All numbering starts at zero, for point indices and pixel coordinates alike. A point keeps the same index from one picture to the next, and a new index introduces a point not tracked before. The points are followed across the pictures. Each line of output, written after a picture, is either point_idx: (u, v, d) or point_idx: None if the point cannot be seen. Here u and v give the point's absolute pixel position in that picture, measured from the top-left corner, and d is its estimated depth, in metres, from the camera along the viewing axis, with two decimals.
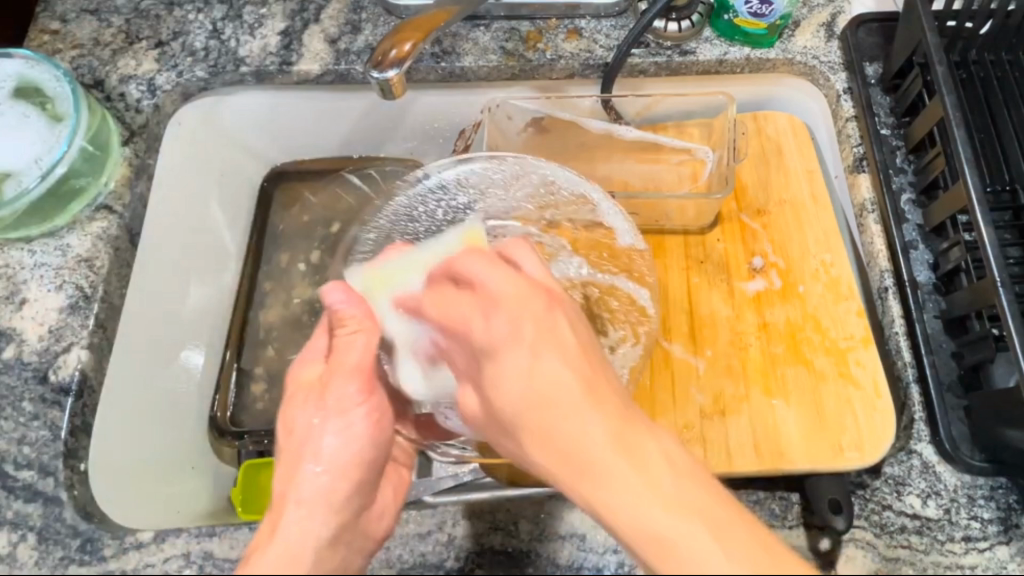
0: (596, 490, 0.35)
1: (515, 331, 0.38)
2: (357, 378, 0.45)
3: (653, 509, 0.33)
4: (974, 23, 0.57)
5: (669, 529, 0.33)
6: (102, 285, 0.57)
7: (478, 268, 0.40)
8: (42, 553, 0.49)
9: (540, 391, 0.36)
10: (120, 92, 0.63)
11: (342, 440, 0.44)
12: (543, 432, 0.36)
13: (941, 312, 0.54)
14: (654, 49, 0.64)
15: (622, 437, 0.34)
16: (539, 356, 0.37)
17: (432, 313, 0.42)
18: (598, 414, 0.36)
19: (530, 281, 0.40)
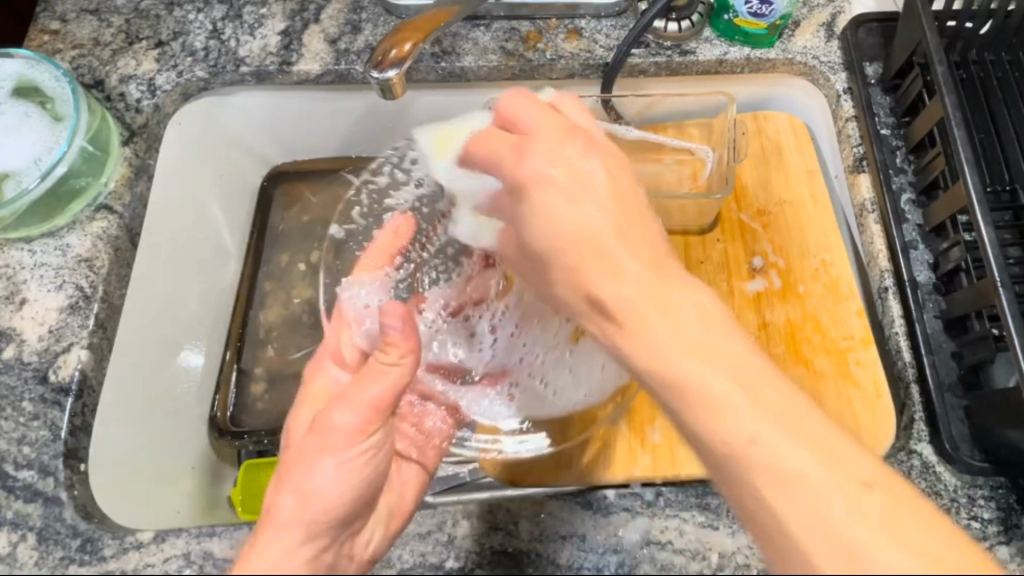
0: (629, 331, 0.37)
1: (567, 198, 0.42)
2: (361, 413, 0.41)
3: (702, 366, 0.33)
4: (974, 23, 0.57)
5: (714, 391, 0.33)
6: (102, 285, 0.57)
7: (532, 114, 0.44)
8: (42, 553, 0.49)
9: (580, 225, 0.41)
10: (119, 91, 0.63)
11: (335, 474, 0.40)
12: (596, 258, 0.40)
13: (941, 312, 0.54)
14: (654, 49, 0.64)
15: (693, 327, 0.35)
16: (579, 203, 0.41)
17: (478, 155, 0.47)
18: (636, 259, 0.39)
19: (572, 126, 0.44)
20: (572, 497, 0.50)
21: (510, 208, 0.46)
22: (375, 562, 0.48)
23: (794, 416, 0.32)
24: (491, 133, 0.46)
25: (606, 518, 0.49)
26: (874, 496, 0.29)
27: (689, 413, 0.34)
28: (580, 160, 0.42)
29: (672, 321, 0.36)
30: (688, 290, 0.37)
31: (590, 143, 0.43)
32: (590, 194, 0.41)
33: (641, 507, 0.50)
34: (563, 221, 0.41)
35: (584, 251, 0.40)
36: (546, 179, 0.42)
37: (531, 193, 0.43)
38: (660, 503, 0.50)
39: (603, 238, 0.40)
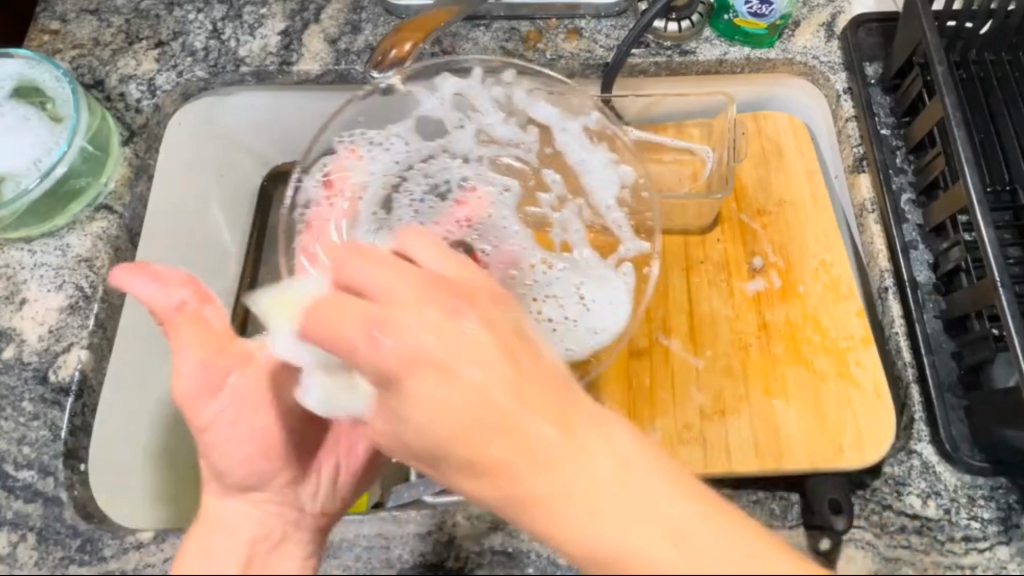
0: (545, 514, 0.34)
1: (444, 374, 0.34)
2: (199, 357, 0.44)
3: (608, 530, 0.33)
4: (975, 23, 0.57)
5: (631, 544, 0.33)
6: (102, 285, 0.57)
7: (369, 273, 0.36)
8: (42, 553, 0.49)
9: (473, 411, 0.34)
10: (119, 92, 0.63)
11: (235, 442, 0.44)
12: (503, 453, 0.34)
13: (941, 312, 0.54)
14: (654, 49, 0.64)
15: (579, 479, 0.34)
16: (450, 375, 0.34)
17: (321, 331, 0.36)
18: (536, 416, 0.34)
19: (428, 276, 0.36)
20: None
21: (375, 390, 0.37)
22: (376, 562, 0.48)
23: (747, 565, 0.32)
24: (326, 304, 0.35)
25: None
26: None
27: None
28: (447, 318, 0.35)
29: (592, 484, 0.33)
30: (596, 433, 0.35)
31: (454, 302, 0.36)
32: (492, 379, 0.34)
33: None
34: (455, 389, 0.34)
35: (478, 433, 0.34)
36: (422, 346, 0.34)
37: (407, 380, 0.35)
38: None
39: (514, 421, 0.34)
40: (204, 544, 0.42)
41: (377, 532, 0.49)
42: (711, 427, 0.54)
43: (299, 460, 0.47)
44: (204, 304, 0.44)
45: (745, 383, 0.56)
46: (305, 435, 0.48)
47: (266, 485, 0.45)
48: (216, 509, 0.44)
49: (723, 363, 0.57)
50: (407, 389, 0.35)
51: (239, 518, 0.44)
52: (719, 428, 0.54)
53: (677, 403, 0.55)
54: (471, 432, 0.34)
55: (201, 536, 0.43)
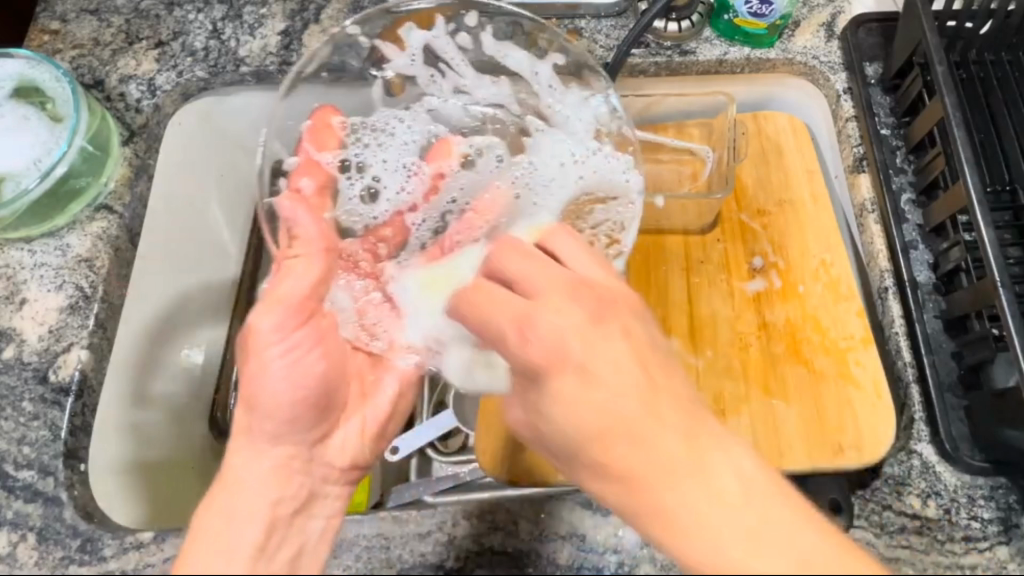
0: (663, 496, 0.35)
1: (578, 377, 0.37)
2: (283, 311, 0.45)
3: (714, 508, 0.33)
4: (974, 23, 0.57)
5: (743, 563, 0.32)
6: (102, 285, 0.57)
7: (520, 266, 0.40)
8: (42, 553, 0.49)
9: (606, 406, 0.36)
10: (119, 91, 0.63)
11: (275, 381, 0.44)
12: (602, 431, 0.36)
13: (941, 312, 0.54)
14: (654, 49, 0.64)
15: (771, 513, 0.33)
16: (586, 371, 0.37)
17: (470, 307, 0.40)
18: (668, 425, 0.35)
19: (586, 276, 0.40)
20: (572, 497, 0.50)
21: (522, 394, 0.41)
22: (375, 562, 0.48)
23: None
24: (475, 290, 0.40)
25: (606, 518, 0.49)
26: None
27: None
28: (583, 321, 0.37)
29: (706, 484, 0.34)
30: (723, 444, 0.35)
31: (598, 307, 0.38)
32: (636, 388, 0.36)
33: None
34: (596, 394, 0.36)
35: (607, 439, 0.36)
36: (552, 324, 0.38)
37: (554, 373, 0.37)
38: None
39: (641, 425, 0.36)
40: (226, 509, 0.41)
41: (377, 532, 0.49)
42: None
43: (330, 414, 0.47)
44: (324, 256, 0.47)
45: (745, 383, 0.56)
46: (341, 391, 0.48)
47: (290, 442, 0.44)
48: (240, 469, 0.42)
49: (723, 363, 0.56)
50: (524, 372, 0.39)
51: (260, 479, 0.42)
52: None
53: None
54: (602, 438, 0.36)
55: (223, 499, 0.41)
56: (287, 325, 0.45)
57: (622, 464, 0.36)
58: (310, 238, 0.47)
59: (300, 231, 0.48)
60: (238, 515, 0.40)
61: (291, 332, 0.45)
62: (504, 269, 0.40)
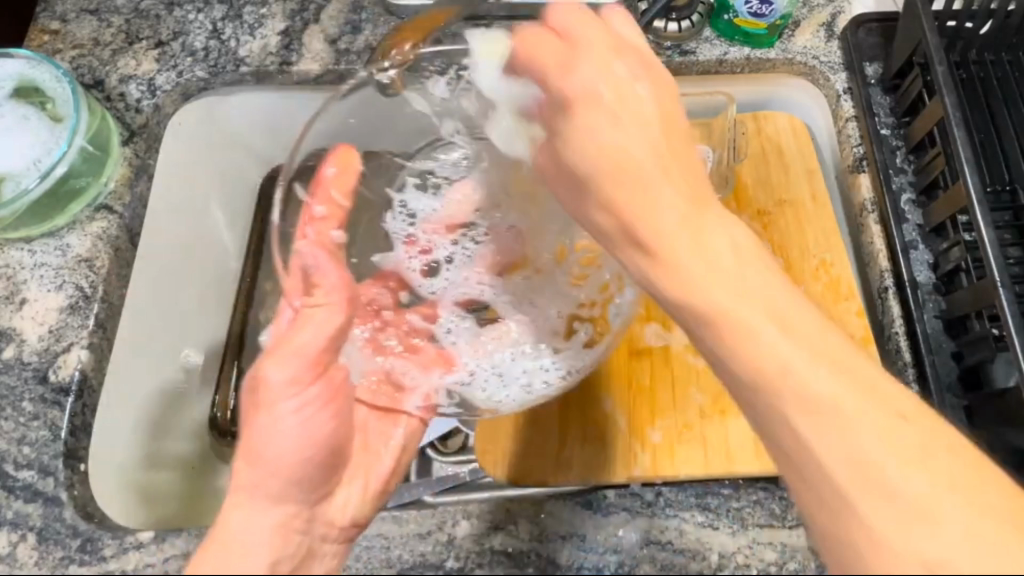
0: (745, 346, 0.33)
1: (608, 161, 0.37)
2: (299, 363, 0.42)
3: (797, 350, 0.32)
4: (974, 23, 0.57)
5: (827, 392, 0.31)
6: (102, 285, 0.57)
7: (570, 18, 0.38)
8: (41, 553, 0.49)
9: (617, 154, 0.36)
10: (119, 91, 0.63)
11: (285, 434, 0.42)
12: (631, 203, 0.36)
13: (941, 312, 0.54)
14: (654, 49, 0.64)
15: (760, 285, 0.34)
16: (618, 120, 0.37)
17: (526, 49, 0.39)
18: (670, 184, 0.36)
19: (619, 40, 0.38)
20: (573, 498, 0.50)
21: (548, 121, 0.39)
22: (375, 562, 0.48)
23: (925, 458, 0.30)
24: (537, 34, 0.39)
25: (607, 518, 0.49)
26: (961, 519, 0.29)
27: (786, 413, 0.32)
28: (652, 121, 0.37)
29: (746, 292, 0.33)
30: (772, 283, 0.34)
31: (645, 69, 0.38)
32: (668, 168, 0.36)
33: (641, 507, 0.50)
34: (613, 134, 0.37)
35: (617, 181, 0.37)
36: (591, 125, 0.37)
37: (575, 112, 0.37)
38: (660, 503, 0.50)
39: (652, 186, 0.36)
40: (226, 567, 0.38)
41: (377, 532, 0.49)
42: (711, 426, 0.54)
43: (335, 472, 0.46)
44: (347, 306, 0.44)
45: None
46: (345, 450, 0.47)
47: (289, 503, 0.42)
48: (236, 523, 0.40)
49: None
50: (571, 156, 0.38)
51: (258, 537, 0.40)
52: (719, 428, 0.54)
53: (677, 403, 0.55)
54: (630, 182, 0.36)
55: (216, 557, 0.38)
56: (302, 381, 0.43)
57: (658, 266, 0.36)
58: (331, 285, 0.44)
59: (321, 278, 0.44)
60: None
61: (305, 388, 0.43)
62: (560, 35, 0.38)
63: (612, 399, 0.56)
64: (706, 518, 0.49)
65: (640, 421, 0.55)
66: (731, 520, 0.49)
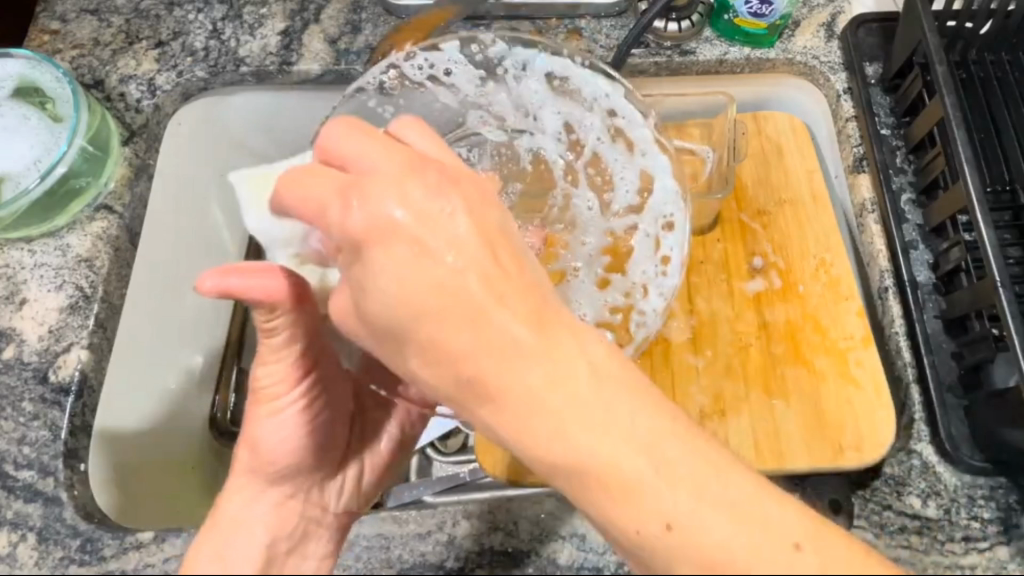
0: (550, 441, 0.32)
1: (434, 297, 0.32)
2: (292, 362, 0.44)
3: (618, 445, 0.31)
4: (974, 23, 0.57)
5: (630, 469, 0.31)
6: (102, 285, 0.57)
7: (355, 144, 0.34)
8: (42, 553, 0.49)
9: (438, 277, 0.32)
10: (119, 92, 0.63)
11: (280, 428, 0.44)
12: (466, 337, 0.33)
13: (941, 312, 0.54)
14: (654, 49, 0.64)
15: (613, 409, 0.32)
16: (456, 211, 0.33)
17: (294, 193, 0.35)
18: (508, 310, 0.33)
19: (414, 152, 0.35)
20: None
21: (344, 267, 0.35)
22: (376, 562, 0.48)
23: (733, 498, 0.31)
24: (306, 167, 0.35)
25: None
26: (805, 557, 0.30)
27: (602, 503, 0.32)
28: (467, 242, 0.33)
29: (579, 405, 0.32)
30: (577, 342, 0.33)
31: (423, 164, 0.34)
32: (431, 259, 0.32)
33: None
34: (427, 269, 0.32)
35: (442, 308, 0.32)
36: (426, 245, 0.33)
37: (371, 248, 0.33)
38: None
39: (488, 314, 0.32)
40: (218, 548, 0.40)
41: (377, 532, 0.49)
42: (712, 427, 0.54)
43: (330, 458, 0.48)
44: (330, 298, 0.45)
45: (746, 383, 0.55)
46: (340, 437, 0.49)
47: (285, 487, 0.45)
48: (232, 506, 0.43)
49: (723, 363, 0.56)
50: (364, 274, 0.33)
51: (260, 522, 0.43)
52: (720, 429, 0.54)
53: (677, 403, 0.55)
54: (473, 313, 0.32)
55: (216, 538, 0.41)
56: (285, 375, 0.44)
57: (487, 398, 0.33)
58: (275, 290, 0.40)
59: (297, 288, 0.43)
60: (231, 556, 0.40)
61: (295, 384, 0.45)
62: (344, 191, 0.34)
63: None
64: None
65: None
66: None
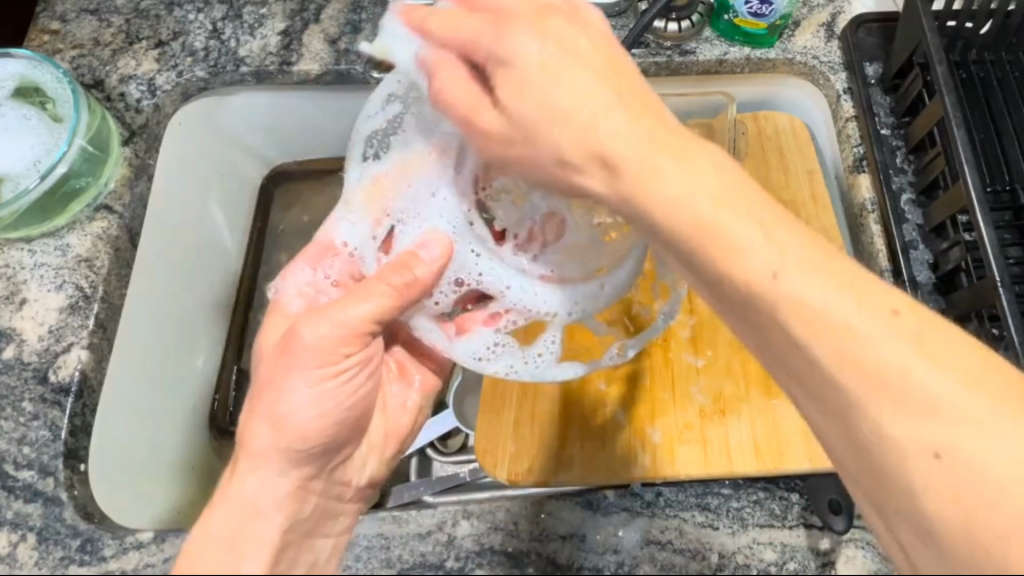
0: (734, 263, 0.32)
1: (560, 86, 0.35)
2: (341, 332, 0.42)
3: (704, 199, 0.32)
4: (975, 23, 0.57)
5: (736, 235, 0.32)
6: (102, 285, 0.57)
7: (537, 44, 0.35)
8: (41, 553, 0.49)
9: (557, 100, 0.34)
10: (119, 92, 0.63)
11: (312, 399, 0.42)
12: (575, 138, 0.34)
13: (941, 311, 0.53)
14: (654, 49, 0.64)
15: (743, 198, 0.33)
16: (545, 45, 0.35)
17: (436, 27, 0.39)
18: (610, 86, 0.34)
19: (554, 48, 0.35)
20: (572, 497, 0.50)
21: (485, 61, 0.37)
22: (375, 562, 0.48)
23: (853, 279, 0.32)
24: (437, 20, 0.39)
25: (606, 518, 0.49)
26: (903, 319, 0.31)
27: (705, 254, 0.32)
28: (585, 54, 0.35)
29: (694, 177, 0.33)
30: (703, 147, 0.34)
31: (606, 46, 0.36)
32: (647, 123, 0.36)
33: (641, 507, 0.50)
34: (555, 101, 0.35)
35: (585, 135, 0.34)
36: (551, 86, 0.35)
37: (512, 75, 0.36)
38: (660, 503, 0.50)
39: (598, 122, 0.34)
40: (239, 521, 0.38)
41: (377, 532, 0.49)
42: (711, 427, 0.53)
43: (354, 432, 0.46)
44: (399, 298, 0.43)
45: (745, 384, 0.55)
46: (363, 418, 0.46)
47: (305, 466, 0.42)
48: (244, 484, 0.40)
49: (723, 363, 0.56)
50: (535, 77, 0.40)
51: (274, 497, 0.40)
52: (719, 428, 0.53)
53: (677, 402, 0.55)
54: (720, 253, 0.32)
55: (222, 513, 0.38)
56: (335, 352, 0.42)
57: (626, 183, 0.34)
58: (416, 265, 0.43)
59: (416, 262, 0.44)
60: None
61: (343, 352, 0.42)
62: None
63: (607, 379, 0.56)
64: (705, 518, 0.49)
65: (640, 420, 0.54)
66: (731, 520, 0.49)
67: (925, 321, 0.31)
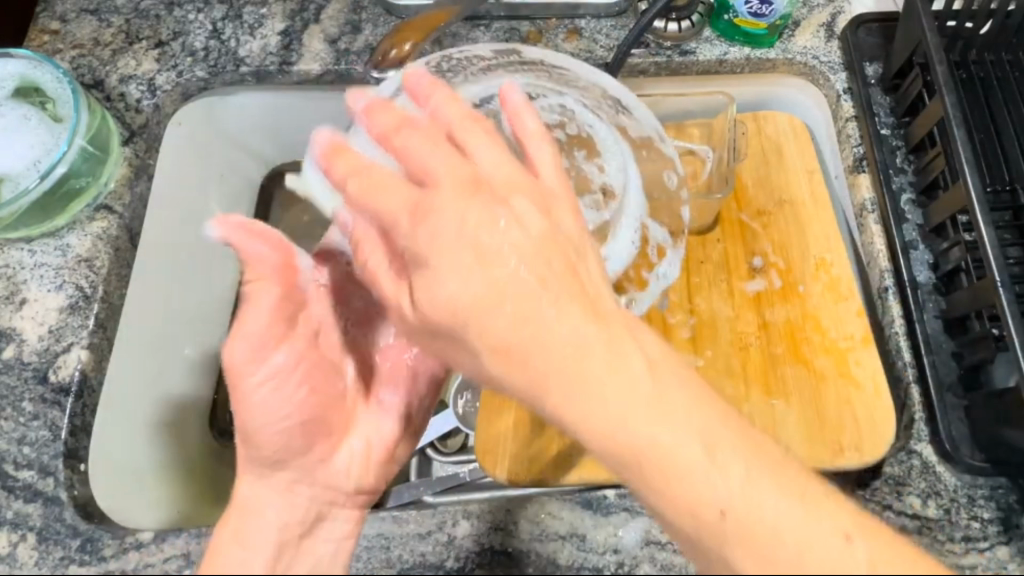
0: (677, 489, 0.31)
1: (470, 249, 0.33)
2: (254, 333, 0.41)
3: (638, 418, 0.31)
4: (975, 23, 0.57)
5: (659, 441, 0.31)
6: (102, 285, 0.57)
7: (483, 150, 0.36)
8: (41, 553, 0.49)
9: (489, 290, 0.33)
10: (119, 92, 0.63)
11: (269, 403, 0.42)
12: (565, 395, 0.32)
13: (941, 312, 0.54)
14: (654, 49, 0.64)
15: (683, 407, 0.31)
16: (485, 233, 0.33)
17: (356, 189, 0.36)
18: (556, 305, 0.33)
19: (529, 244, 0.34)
20: (573, 497, 0.50)
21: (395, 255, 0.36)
22: (375, 562, 0.48)
23: (784, 476, 0.31)
24: (415, 134, 0.36)
25: (606, 518, 0.49)
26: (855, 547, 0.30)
27: (646, 477, 0.32)
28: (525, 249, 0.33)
29: (717, 465, 0.31)
30: (693, 415, 0.31)
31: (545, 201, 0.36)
32: (551, 286, 0.33)
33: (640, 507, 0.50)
34: (510, 313, 0.33)
35: (576, 379, 0.32)
36: (441, 274, 0.34)
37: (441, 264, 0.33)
38: None
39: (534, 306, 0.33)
40: (241, 528, 0.40)
41: (377, 532, 0.49)
42: None
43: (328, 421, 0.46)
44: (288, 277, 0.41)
45: (745, 383, 0.55)
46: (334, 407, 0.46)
47: (288, 462, 0.43)
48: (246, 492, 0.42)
49: (723, 363, 0.56)
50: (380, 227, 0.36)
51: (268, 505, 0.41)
52: None
53: None
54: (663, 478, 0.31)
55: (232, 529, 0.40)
56: (264, 344, 0.41)
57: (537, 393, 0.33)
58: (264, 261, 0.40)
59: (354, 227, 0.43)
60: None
61: (269, 354, 0.42)
62: (417, 101, 0.39)
63: None
64: None
65: None
66: None
67: (873, 539, 0.30)
